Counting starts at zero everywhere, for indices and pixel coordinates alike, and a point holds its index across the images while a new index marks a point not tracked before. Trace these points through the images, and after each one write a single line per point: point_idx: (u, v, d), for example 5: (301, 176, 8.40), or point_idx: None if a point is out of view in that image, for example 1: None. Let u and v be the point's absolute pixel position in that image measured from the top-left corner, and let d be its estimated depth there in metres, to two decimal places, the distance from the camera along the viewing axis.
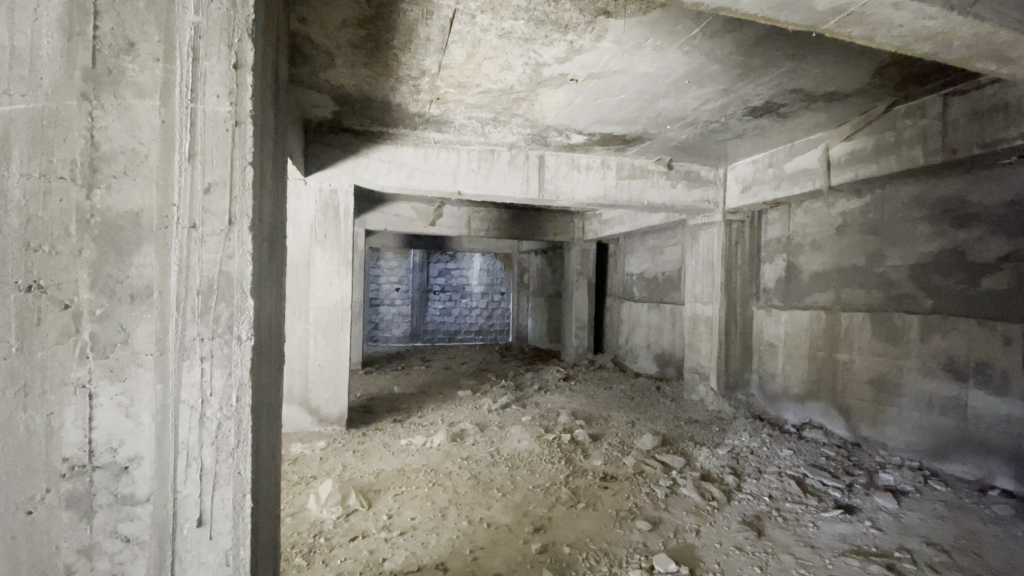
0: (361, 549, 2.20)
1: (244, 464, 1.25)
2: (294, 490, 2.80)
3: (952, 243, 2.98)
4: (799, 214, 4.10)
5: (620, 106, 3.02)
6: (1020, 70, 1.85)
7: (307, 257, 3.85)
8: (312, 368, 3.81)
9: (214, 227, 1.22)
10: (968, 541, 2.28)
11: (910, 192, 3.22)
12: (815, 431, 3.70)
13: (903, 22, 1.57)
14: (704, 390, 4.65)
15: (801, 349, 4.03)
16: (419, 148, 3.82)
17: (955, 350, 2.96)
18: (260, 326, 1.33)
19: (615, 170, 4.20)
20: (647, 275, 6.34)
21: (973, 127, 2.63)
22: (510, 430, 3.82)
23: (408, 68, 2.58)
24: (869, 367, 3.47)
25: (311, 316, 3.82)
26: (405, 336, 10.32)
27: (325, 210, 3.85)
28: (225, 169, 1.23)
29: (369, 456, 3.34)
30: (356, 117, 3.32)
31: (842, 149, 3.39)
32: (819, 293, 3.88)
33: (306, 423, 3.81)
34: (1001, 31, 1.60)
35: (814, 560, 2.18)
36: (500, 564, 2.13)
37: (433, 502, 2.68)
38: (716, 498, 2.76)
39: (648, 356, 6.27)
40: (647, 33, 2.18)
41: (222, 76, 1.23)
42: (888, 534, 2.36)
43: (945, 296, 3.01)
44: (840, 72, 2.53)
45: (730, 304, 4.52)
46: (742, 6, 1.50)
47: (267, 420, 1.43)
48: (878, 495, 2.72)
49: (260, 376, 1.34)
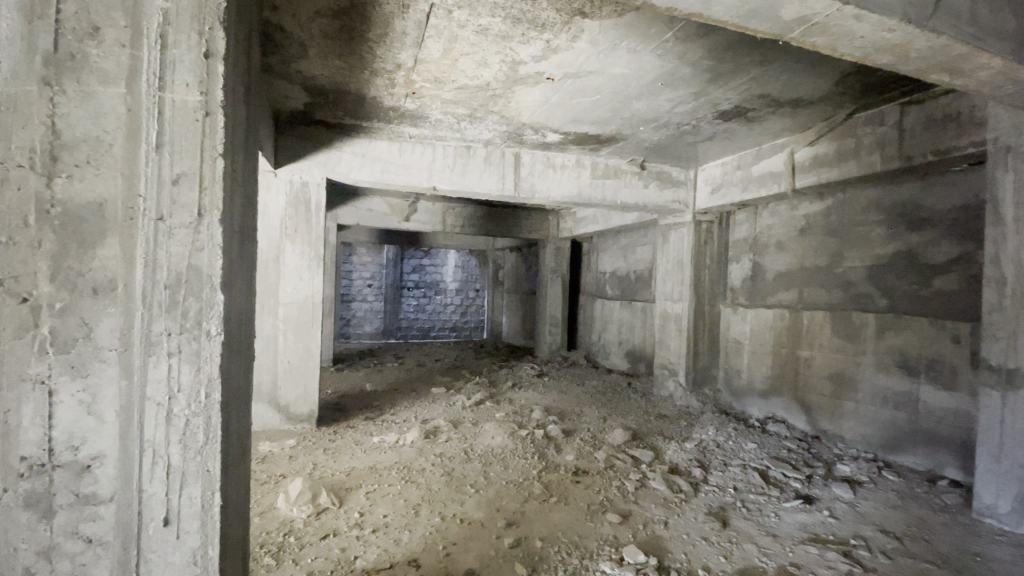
0: (332, 548, 2.18)
1: (214, 462, 1.23)
2: (262, 489, 2.75)
3: (906, 245, 3.13)
4: (765, 215, 4.24)
5: (595, 106, 3.06)
6: (970, 83, 1.96)
7: (277, 251, 3.76)
8: (281, 365, 3.73)
9: (182, 220, 1.19)
10: (917, 529, 2.41)
11: (868, 196, 3.38)
12: (777, 424, 3.84)
13: (864, 34, 1.64)
14: (673, 386, 4.78)
15: (765, 346, 4.18)
16: (394, 142, 3.78)
17: (907, 347, 3.12)
18: (230, 322, 1.30)
19: (589, 169, 4.25)
20: (619, 273, 6.45)
21: (928, 135, 2.77)
22: (483, 427, 3.83)
23: (383, 62, 2.55)
24: (828, 363, 3.62)
25: (280, 312, 3.74)
26: (377, 333, 10.20)
27: (295, 204, 3.77)
28: (194, 160, 1.20)
29: (340, 455, 3.29)
30: (329, 109, 3.26)
31: (806, 154, 3.52)
32: (783, 292, 4.03)
33: (274, 421, 3.73)
34: (955, 44, 1.70)
35: (775, 548, 2.28)
36: (473, 560, 2.13)
37: (406, 499, 2.67)
38: (683, 491, 2.85)
39: (620, 353, 6.39)
40: (623, 35, 2.21)
41: (192, 65, 1.20)
42: (843, 523, 2.48)
43: (898, 296, 3.17)
44: (805, 80, 2.63)
45: (699, 303, 4.65)
46: (713, 13, 1.55)
47: (237, 417, 1.40)
48: (834, 486, 2.85)
49: (230, 372, 1.32)
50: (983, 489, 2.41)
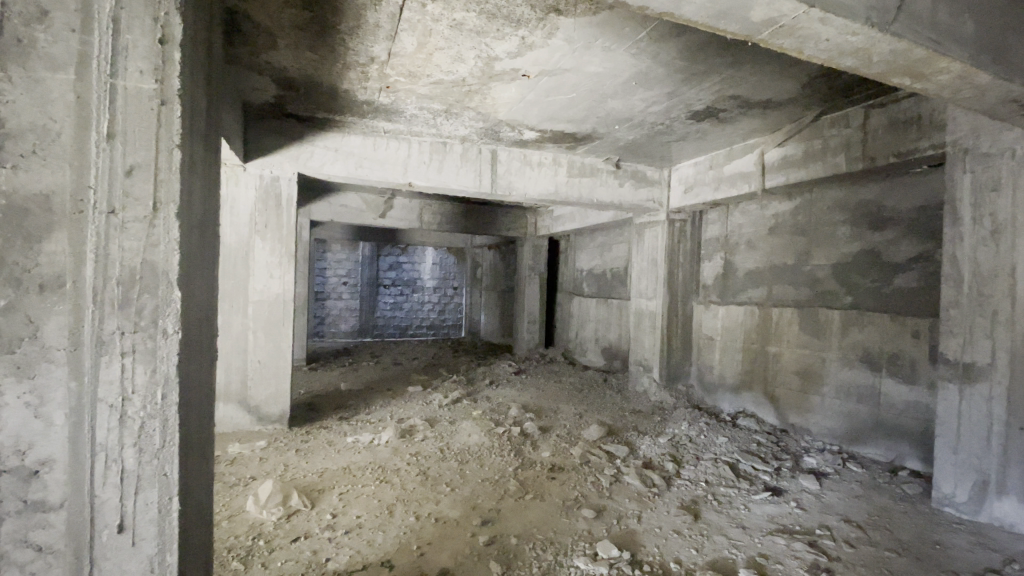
0: (303, 550, 2.13)
1: (171, 466, 1.18)
2: (230, 492, 2.67)
3: (869, 244, 3.23)
4: (736, 215, 4.32)
5: (571, 104, 3.07)
6: (931, 87, 2.02)
7: (245, 248, 3.65)
8: (251, 365, 3.63)
9: (136, 214, 1.14)
10: (880, 518, 2.49)
11: (834, 196, 3.48)
12: (747, 419, 3.93)
13: (830, 37, 1.68)
14: (648, 382, 4.84)
15: (736, 342, 4.27)
16: (368, 137, 3.71)
17: (870, 343, 3.22)
18: (189, 320, 1.26)
19: (566, 167, 4.26)
20: (596, 271, 6.50)
21: (890, 138, 2.86)
22: (459, 425, 3.81)
23: (356, 55, 2.50)
24: (796, 359, 3.72)
25: (250, 310, 3.64)
26: (352, 332, 10.03)
27: (265, 199, 3.66)
28: (149, 151, 1.15)
29: (312, 455, 3.23)
30: (300, 102, 3.18)
31: (775, 154, 3.60)
32: (753, 290, 4.12)
33: (244, 422, 3.63)
34: (916, 49, 1.74)
35: (744, 539, 2.32)
36: (447, 559, 2.11)
37: (380, 500, 2.63)
38: (656, 485, 2.89)
39: (596, 350, 6.44)
40: (597, 33, 2.22)
41: (146, 51, 1.14)
42: (810, 513, 2.55)
43: (863, 293, 3.27)
44: (775, 81, 2.68)
45: (672, 300, 4.73)
46: (684, 12, 1.56)
47: (197, 419, 1.35)
48: (802, 477, 2.93)
49: (188, 372, 1.27)
50: (942, 479, 2.51)
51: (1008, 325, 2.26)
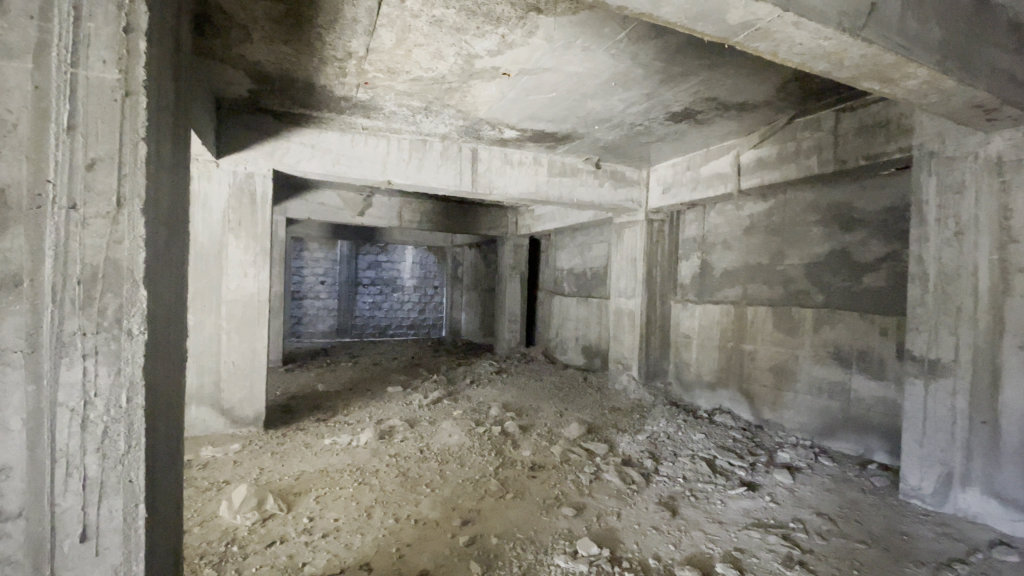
0: (279, 555, 2.09)
1: (137, 471, 1.14)
2: (203, 497, 2.60)
3: (841, 244, 3.32)
4: (712, 215, 4.40)
5: (551, 104, 3.08)
6: (899, 92, 2.08)
7: (218, 246, 3.55)
8: (225, 366, 3.54)
9: (98, 209, 1.10)
10: (850, 510, 2.57)
11: (807, 198, 3.56)
12: (724, 415, 4.00)
13: (803, 41, 1.72)
14: (627, 380, 4.89)
15: (712, 340, 4.35)
16: (346, 133, 3.65)
17: (841, 340, 3.31)
18: (156, 320, 1.22)
19: (546, 167, 4.27)
20: (576, 270, 6.54)
21: (860, 141, 2.94)
22: (440, 426, 3.78)
23: (333, 50, 2.46)
24: (770, 356, 3.81)
25: (223, 310, 3.55)
26: (330, 331, 9.86)
27: (239, 195, 3.57)
28: (111, 144, 1.11)
29: (289, 458, 3.16)
30: (275, 96, 3.11)
31: (751, 156, 3.67)
32: (729, 289, 4.19)
33: (217, 424, 3.54)
34: (885, 54, 1.79)
35: (720, 534, 2.36)
36: (427, 560, 2.09)
37: (358, 502, 2.59)
38: (635, 482, 2.91)
39: (576, 348, 6.48)
40: (577, 33, 2.22)
41: (109, 40, 1.10)
42: (783, 507, 2.61)
43: (834, 292, 3.36)
44: (750, 84, 2.73)
45: (651, 299, 4.78)
46: (663, 13, 1.57)
47: (165, 423, 1.31)
48: (776, 472, 3.00)
49: (156, 373, 1.23)
50: (909, 472, 2.59)
51: (970, 323, 2.35)
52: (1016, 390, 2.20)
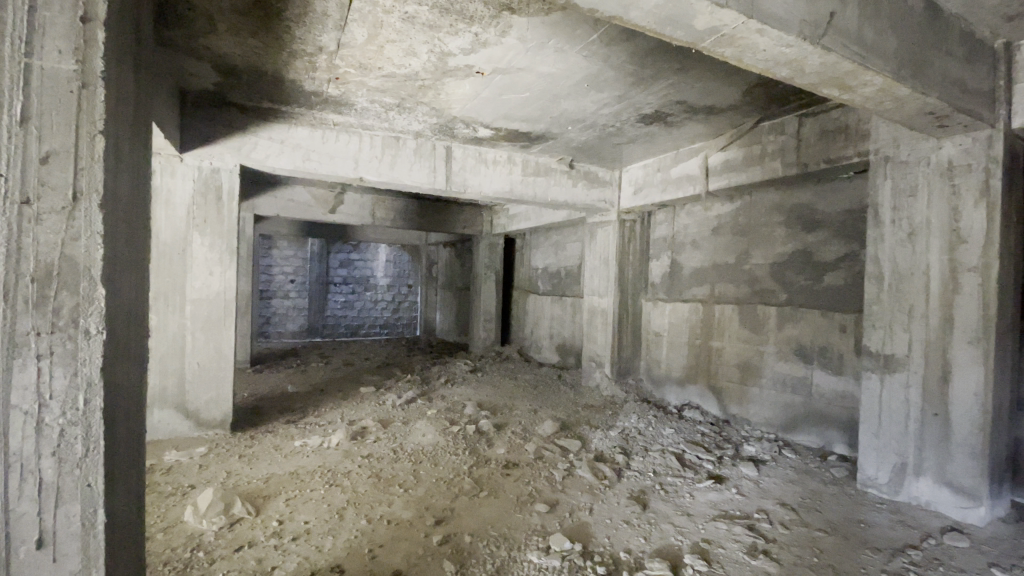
0: (247, 559, 2.05)
1: (95, 475, 1.10)
2: (166, 502, 2.51)
3: (803, 245, 3.45)
4: (682, 215, 4.50)
5: (525, 103, 3.09)
6: (857, 98, 2.18)
7: (182, 243, 3.43)
8: (190, 366, 3.44)
9: (53, 204, 1.05)
10: (811, 500, 2.67)
11: (771, 200, 3.69)
12: (692, 410, 4.11)
13: (766, 48, 1.78)
14: (600, 377, 4.96)
15: (681, 338, 4.45)
16: (316, 129, 3.59)
17: (803, 337, 3.44)
18: (115, 319, 1.18)
19: (520, 166, 4.29)
20: (550, 269, 6.59)
21: (820, 145, 3.06)
22: (413, 425, 3.75)
23: (302, 43, 2.41)
24: (736, 352, 3.92)
25: (188, 309, 3.44)
26: (301, 331, 9.65)
27: (204, 191, 3.46)
28: (67, 137, 1.06)
29: (258, 461, 3.09)
30: (242, 90, 3.03)
31: (718, 158, 3.77)
32: (698, 288, 4.30)
33: (182, 427, 3.43)
34: (843, 62, 1.87)
35: (689, 526, 2.43)
36: (400, 561, 2.08)
37: (329, 504, 2.55)
38: (607, 477, 2.97)
39: (551, 347, 6.53)
40: (550, 34, 2.24)
41: (65, 30, 1.06)
42: (749, 499, 2.70)
43: (797, 290, 3.48)
44: (718, 88, 2.81)
45: (623, 297, 4.87)
46: (633, 17, 1.60)
47: (126, 426, 1.26)
48: (742, 465, 3.09)
49: (115, 373, 1.19)
50: (866, 462, 2.72)
51: (922, 319, 2.47)
52: (963, 383, 2.33)
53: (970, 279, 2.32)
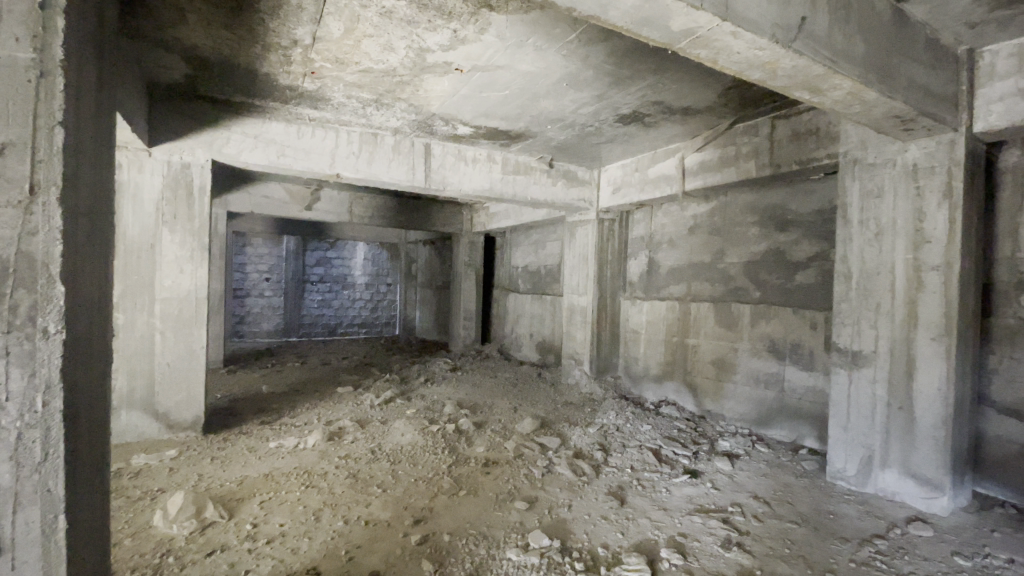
0: (219, 563, 2.00)
1: (55, 480, 1.06)
2: (135, 507, 2.44)
3: (775, 244, 3.53)
4: (659, 215, 4.56)
5: (505, 102, 3.08)
6: (827, 101, 2.24)
7: (151, 240, 3.33)
8: (159, 367, 3.33)
9: (8, 198, 1.01)
10: (783, 493, 2.74)
11: (745, 200, 3.76)
12: (669, 407, 4.17)
13: (740, 50, 1.81)
14: (579, 375, 5.00)
15: (658, 335, 4.52)
16: (291, 124, 3.52)
17: (775, 334, 3.53)
18: (76, 318, 1.14)
19: (500, 164, 4.29)
20: (530, 268, 6.61)
21: (792, 147, 3.13)
22: (392, 425, 3.72)
23: (277, 36, 2.36)
24: (711, 349, 4.00)
25: (157, 308, 3.34)
26: (276, 331, 9.46)
27: (174, 187, 3.36)
28: (23, 128, 1.02)
29: (231, 463, 3.02)
30: (214, 83, 2.95)
31: (694, 159, 3.83)
32: (675, 286, 4.37)
33: (150, 430, 3.32)
34: (814, 66, 1.92)
35: (666, 520, 2.47)
36: (378, 561, 2.06)
37: (305, 505, 2.51)
38: (586, 473, 2.99)
39: (531, 345, 6.54)
40: (529, 32, 2.24)
41: (22, 16, 1.01)
42: (723, 492, 2.76)
43: (770, 289, 3.57)
44: (694, 89, 2.85)
45: (602, 296, 4.91)
46: (610, 16, 1.61)
47: (89, 429, 1.22)
48: (717, 460, 3.15)
49: (77, 374, 1.15)
50: (836, 455, 2.80)
51: (888, 316, 2.56)
52: (927, 378, 2.42)
53: (933, 277, 2.41)
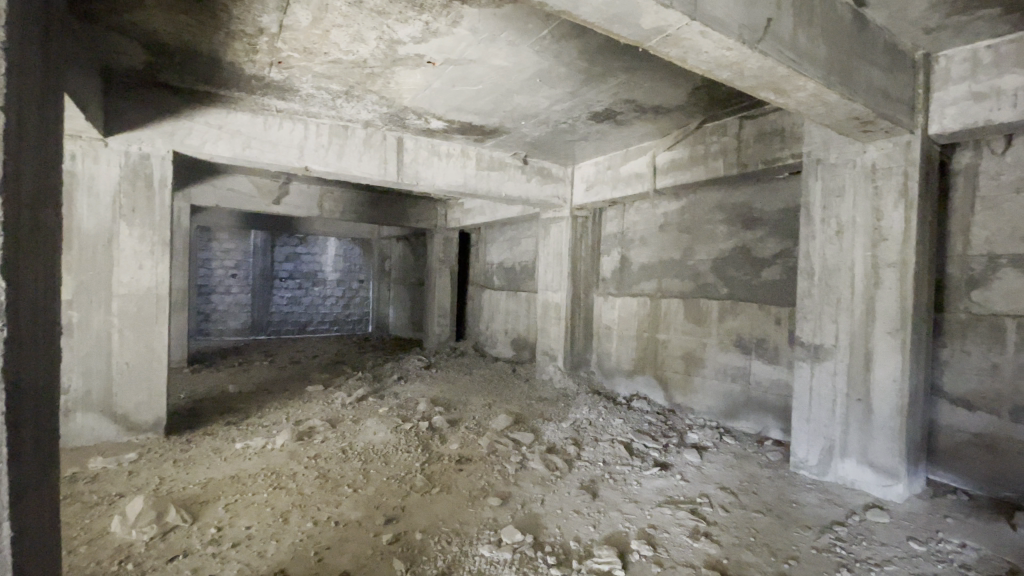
0: (182, 570, 1.93)
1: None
2: (90, 513, 2.33)
3: (742, 241, 3.62)
4: (631, 213, 4.61)
5: (478, 96, 3.06)
6: (791, 102, 2.30)
7: (107, 233, 3.18)
8: (117, 367, 3.20)
9: None
10: (749, 483, 2.82)
11: (714, 198, 3.84)
12: (640, 401, 4.25)
13: (708, 50, 1.84)
14: (553, 370, 5.03)
15: (630, 331, 4.58)
16: (258, 115, 3.41)
17: (742, 329, 3.62)
18: (19, 315, 1.08)
19: (474, 160, 4.26)
20: (505, 265, 6.61)
21: (759, 147, 3.21)
22: (364, 424, 3.66)
23: (241, 24, 2.28)
24: (681, 344, 4.08)
25: (114, 306, 3.20)
26: (243, 328, 9.20)
27: (132, 178, 3.22)
28: None
29: (195, 465, 2.92)
30: (174, 70, 2.84)
31: (665, 157, 3.89)
32: (646, 282, 4.43)
33: (108, 432, 3.18)
34: (779, 67, 1.97)
35: (636, 512, 2.51)
36: (348, 561, 2.04)
37: (273, 507, 2.45)
38: (559, 468, 3.02)
39: (505, 341, 6.55)
40: (501, 27, 2.23)
41: None
42: (692, 484, 2.82)
43: (737, 285, 3.66)
44: (665, 88, 2.88)
45: (575, 292, 4.95)
46: (582, 12, 1.61)
47: (36, 433, 1.16)
48: (686, 452, 3.22)
49: (21, 375, 1.09)
50: (799, 446, 2.90)
51: (848, 311, 2.66)
52: (884, 371, 2.53)
53: (890, 274, 2.51)
